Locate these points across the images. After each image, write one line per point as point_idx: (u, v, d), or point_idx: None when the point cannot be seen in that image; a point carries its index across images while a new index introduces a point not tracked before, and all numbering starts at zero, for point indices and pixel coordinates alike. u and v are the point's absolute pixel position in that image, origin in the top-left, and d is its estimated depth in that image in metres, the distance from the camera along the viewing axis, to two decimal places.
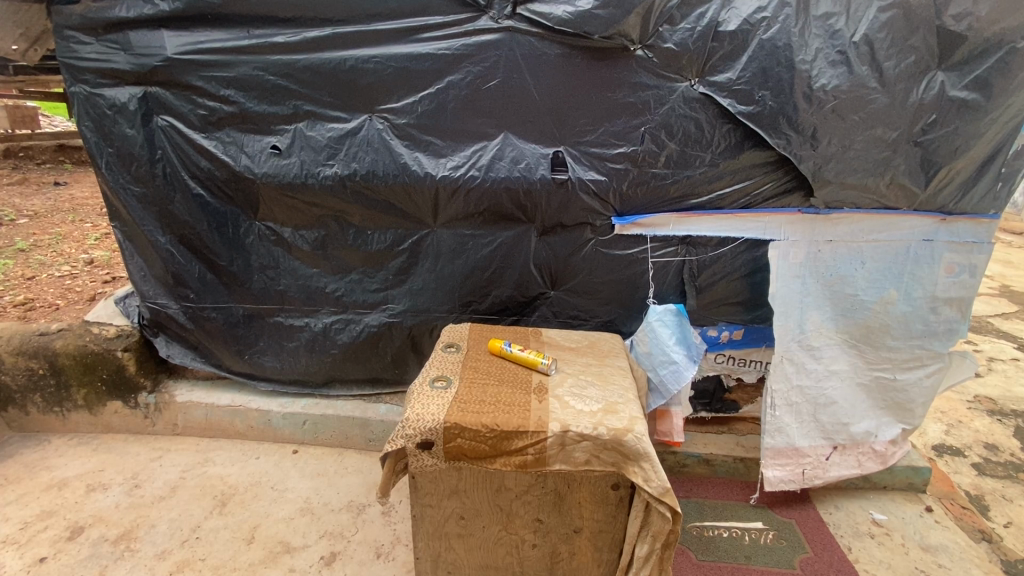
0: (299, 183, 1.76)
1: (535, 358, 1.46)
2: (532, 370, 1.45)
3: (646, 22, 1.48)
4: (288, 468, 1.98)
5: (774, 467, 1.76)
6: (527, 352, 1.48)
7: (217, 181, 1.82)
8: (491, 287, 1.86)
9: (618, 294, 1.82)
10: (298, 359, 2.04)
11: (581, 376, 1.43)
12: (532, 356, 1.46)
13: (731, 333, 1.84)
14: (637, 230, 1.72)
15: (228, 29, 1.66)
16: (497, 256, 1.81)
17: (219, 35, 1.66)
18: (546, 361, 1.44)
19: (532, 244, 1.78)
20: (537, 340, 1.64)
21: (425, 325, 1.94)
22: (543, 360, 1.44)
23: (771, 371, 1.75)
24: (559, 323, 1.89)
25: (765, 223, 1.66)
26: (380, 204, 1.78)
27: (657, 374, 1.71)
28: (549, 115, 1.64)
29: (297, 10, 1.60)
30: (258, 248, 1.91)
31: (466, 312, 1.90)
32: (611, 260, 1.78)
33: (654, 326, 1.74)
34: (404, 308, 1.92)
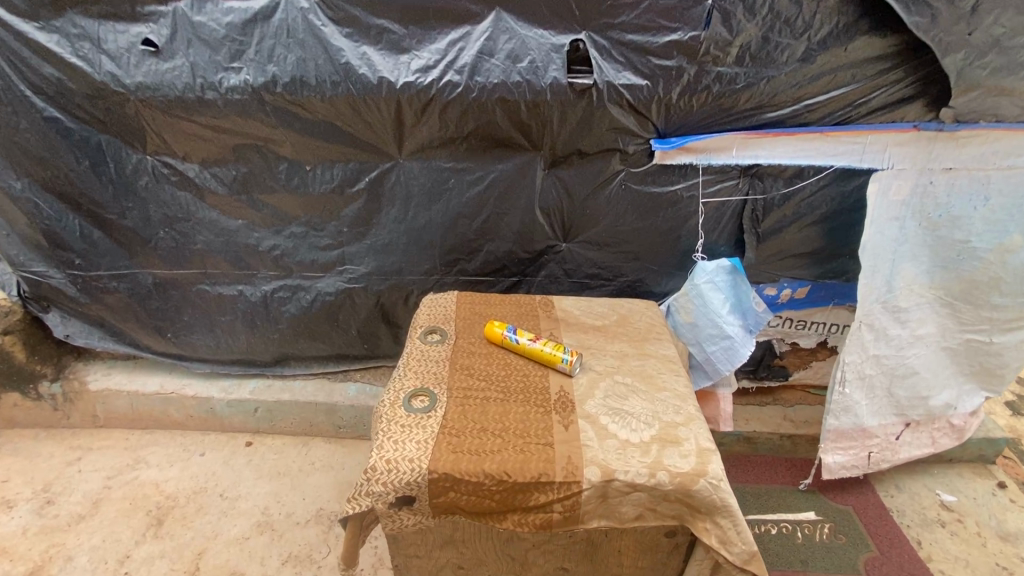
0: (195, 97, 1.20)
1: (552, 355, 1.04)
2: (549, 369, 1.05)
3: None
4: (240, 466, 1.61)
5: (835, 452, 1.44)
6: (541, 343, 1.06)
7: (75, 96, 1.24)
8: (481, 240, 1.39)
9: (652, 246, 1.37)
10: (237, 336, 1.59)
11: (617, 378, 1.02)
12: (548, 352, 1.05)
13: (794, 290, 1.43)
14: (687, 158, 1.23)
15: None
16: (490, 199, 1.33)
17: None
18: (569, 363, 1.03)
19: (539, 181, 1.30)
20: (549, 319, 1.21)
21: (397, 291, 1.48)
22: (564, 361, 1.03)
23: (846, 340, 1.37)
24: (573, 285, 1.44)
25: (864, 146, 1.19)
26: (320, 128, 1.24)
27: (703, 350, 1.33)
28: None
29: None
30: (157, 194, 1.38)
31: (451, 273, 1.44)
32: (645, 201, 1.31)
33: (703, 291, 1.31)
34: (367, 270, 1.45)
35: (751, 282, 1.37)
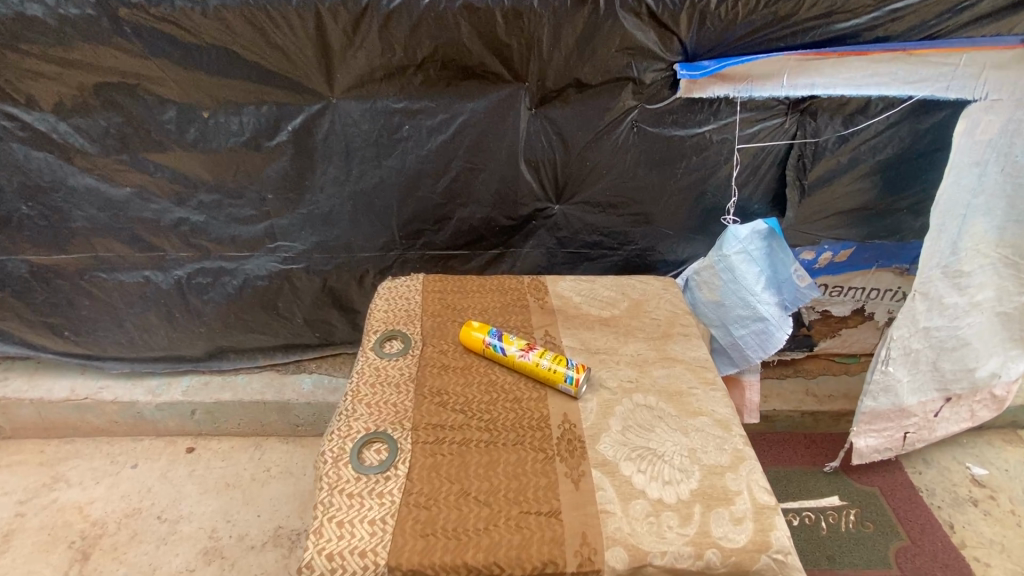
0: (12, 13, 0.85)
1: (549, 374, 0.79)
2: (547, 388, 0.80)
3: None
4: (181, 479, 1.37)
5: (868, 436, 1.27)
6: (534, 356, 0.81)
7: None
8: (451, 205, 1.08)
9: (668, 206, 1.09)
10: (155, 330, 1.28)
11: (636, 399, 0.78)
12: (543, 370, 0.80)
13: (836, 254, 1.17)
14: (720, 89, 0.92)
15: None
16: (460, 152, 1.01)
17: None
18: (571, 387, 0.78)
19: (524, 125, 0.98)
20: (542, 312, 0.95)
21: (346, 272, 1.17)
22: (565, 383, 0.78)
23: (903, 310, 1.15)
24: (567, 257, 1.16)
25: (956, 69, 0.89)
26: (215, 58, 0.90)
27: (730, 334, 1.09)
28: None
29: None
30: (4, 156, 1.01)
31: (413, 248, 1.14)
32: (662, 149, 1.00)
33: (734, 263, 1.05)
34: (306, 247, 1.14)
35: (790, 247, 1.10)
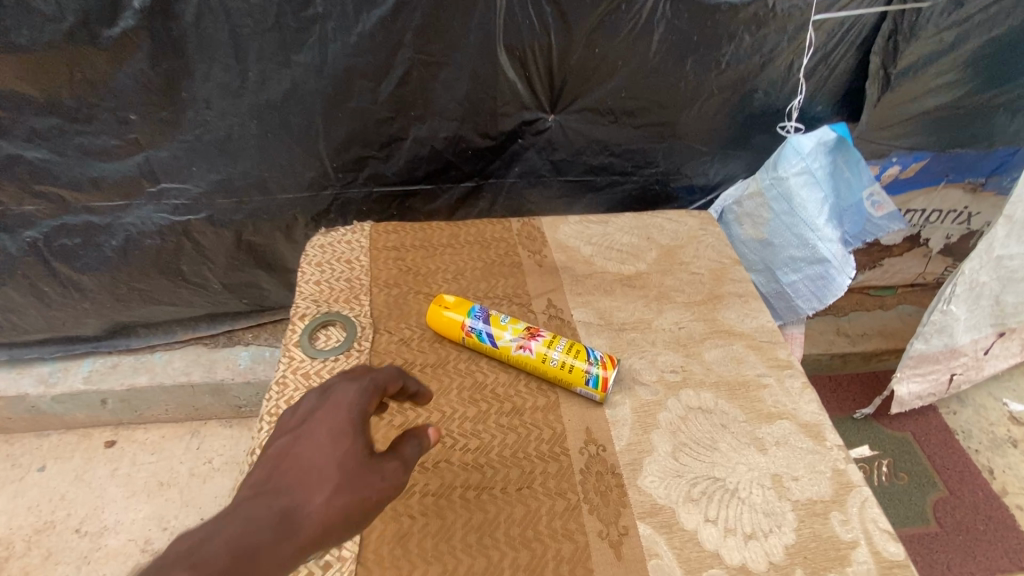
0: None
1: (562, 376, 0.54)
2: (563, 391, 0.55)
3: None
4: (103, 482, 1.11)
5: (911, 381, 1.10)
6: (538, 350, 0.55)
7: None
8: (404, 121, 0.76)
9: (702, 113, 0.80)
10: (26, 309, 0.97)
11: (687, 398, 0.55)
12: (553, 370, 0.54)
13: (903, 169, 0.93)
14: None
15: None
16: (412, 39, 0.68)
17: None
18: (594, 393, 0.53)
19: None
20: (541, 273, 0.68)
21: (267, 222, 0.86)
22: (585, 389, 0.54)
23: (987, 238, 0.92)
24: (566, 188, 0.87)
25: None
26: None
27: (775, 280, 0.84)
28: None
29: None
30: None
31: (356, 184, 0.83)
32: (703, 25, 0.70)
33: (791, 189, 0.78)
34: (206, 190, 0.81)
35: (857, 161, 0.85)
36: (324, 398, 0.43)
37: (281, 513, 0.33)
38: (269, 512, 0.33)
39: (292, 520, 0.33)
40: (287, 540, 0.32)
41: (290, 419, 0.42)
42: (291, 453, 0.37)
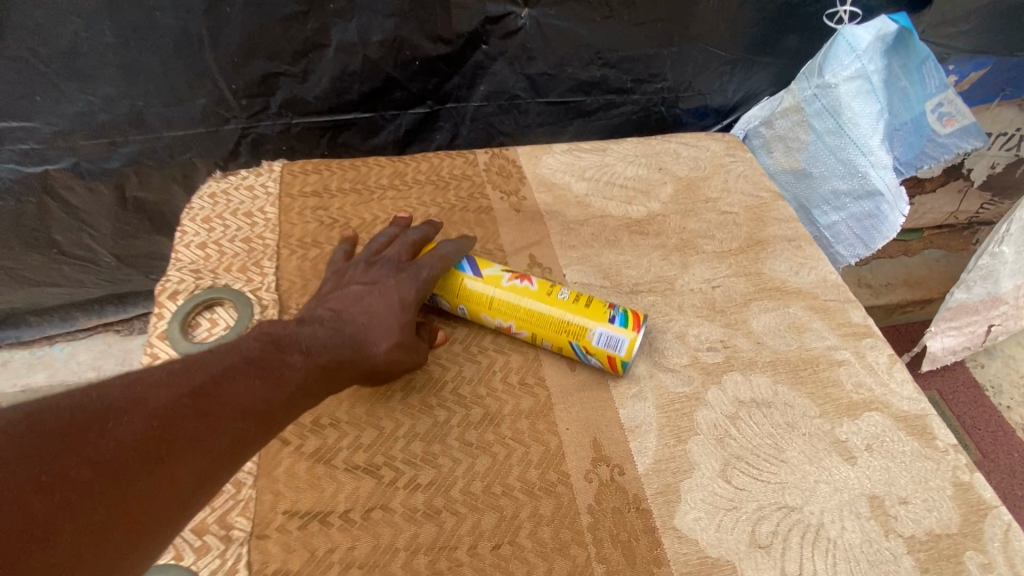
0: None
1: (574, 312, 0.38)
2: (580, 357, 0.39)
3: None
4: None
5: (944, 335, 0.95)
6: (540, 283, 0.40)
7: None
8: (322, 18, 0.55)
9: (722, 3, 0.61)
10: None
11: (734, 386, 0.38)
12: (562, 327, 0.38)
13: (961, 80, 0.75)
14: None
15: None
16: None
17: None
18: (621, 333, 0.37)
19: None
20: (518, 221, 0.50)
21: (156, 173, 0.65)
22: (606, 330, 0.37)
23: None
24: (548, 113, 0.67)
25: None
26: None
27: (809, 222, 0.68)
28: None
29: None
30: None
31: (269, 114, 0.62)
32: None
33: (841, 100, 0.60)
34: (60, 128, 0.60)
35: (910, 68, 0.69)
36: (374, 268, 0.39)
37: (354, 342, 0.34)
38: (346, 335, 0.34)
39: (360, 352, 0.34)
40: (353, 366, 0.34)
41: (358, 268, 0.39)
42: (361, 296, 0.36)
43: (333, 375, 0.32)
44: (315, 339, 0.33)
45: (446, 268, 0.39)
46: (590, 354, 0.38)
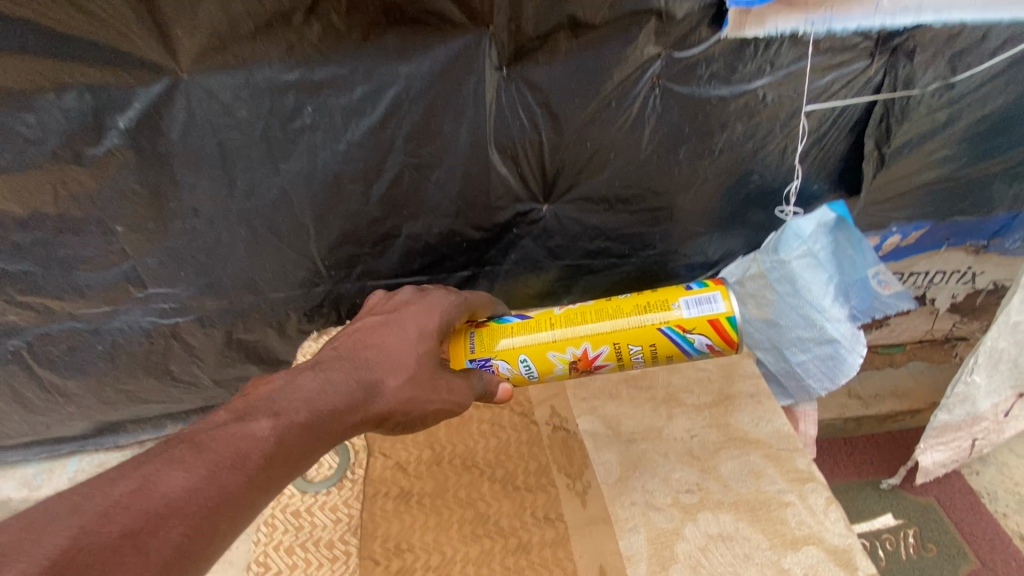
0: None
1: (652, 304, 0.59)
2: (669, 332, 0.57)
3: None
4: None
5: (934, 450, 1.04)
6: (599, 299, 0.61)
7: None
8: (395, 218, 0.75)
9: (697, 197, 0.79)
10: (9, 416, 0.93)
11: (707, 520, 0.52)
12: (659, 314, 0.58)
13: (902, 237, 0.92)
14: (788, 24, 0.61)
15: None
16: (400, 143, 0.67)
17: None
18: (707, 292, 0.57)
19: (491, 97, 0.64)
20: (542, 376, 0.66)
21: (258, 320, 0.84)
22: (690, 302, 0.57)
23: (1005, 308, 0.88)
24: (564, 271, 0.87)
25: None
26: None
27: (784, 360, 0.82)
28: None
29: None
30: None
31: (351, 279, 0.81)
32: (695, 118, 0.68)
33: (793, 272, 0.76)
34: (194, 292, 0.79)
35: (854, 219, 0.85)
36: (391, 299, 0.57)
37: (365, 387, 0.47)
38: (348, 377, 0.47)
39: (372, 394, 0.48)
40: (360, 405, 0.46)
41: (383, 305, 0.57)
42: (377, 330, 0.53)
43: (310, 426, 0.42)
44: (266, 409, 0.41)
45: (480, 303, 0.61)
46: (689, 329, 0.57)
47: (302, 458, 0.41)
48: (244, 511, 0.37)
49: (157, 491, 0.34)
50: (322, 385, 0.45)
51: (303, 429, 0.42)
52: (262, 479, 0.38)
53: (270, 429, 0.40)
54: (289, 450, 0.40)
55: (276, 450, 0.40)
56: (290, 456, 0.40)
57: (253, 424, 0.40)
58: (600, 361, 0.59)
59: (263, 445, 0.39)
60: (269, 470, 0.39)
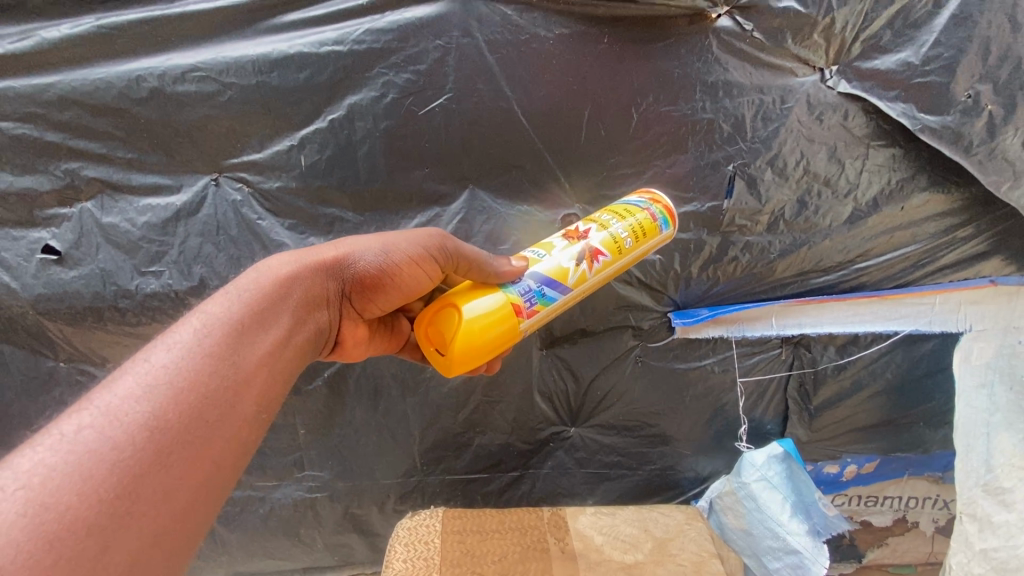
0: (84, 307, 0.93)
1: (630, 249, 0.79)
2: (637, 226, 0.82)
3: None
4: None
5: None
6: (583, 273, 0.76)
7: None
8: (470, 433, 1.11)
9: (683, 428, 1.11)
10: None
11: None
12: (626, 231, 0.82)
13: (860, 466, 1.16)
14: (717, 331, 1.00)
15: None
16: (479, 389, 1.06)
17: None
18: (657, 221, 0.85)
19: (536, 365, 1.04)
20: (564, 558, 0.94)
21: (368, 498, 1.19)
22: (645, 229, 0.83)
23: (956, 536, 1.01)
24: (588, 475, 1.18)
25: (936, 307, 0.96)
26: None
27: (764, 565, 1.04)
28: (575, 154, 0.87)
29: None
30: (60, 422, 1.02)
31: (435, 472, 1.16)
32: (668, 378, 1.05)
33: (754, 491, 1.03)
34: (331, 476, 1.15)
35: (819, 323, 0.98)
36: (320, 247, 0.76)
37: (297, 261, 0.65)
38: (274, 267, 0.63)
39: (305, 259, 0.66)
40: (298, 274, 0.64)
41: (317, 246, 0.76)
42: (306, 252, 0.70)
43: (253, 302, 0.58)
44: (195, 314, 0.55)
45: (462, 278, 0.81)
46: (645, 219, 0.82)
47: (246, 337, 0.55)
48: (216, 357, 0.51)
49: (120, 379, 0.46)
50: (257, 286, 0.60)
51: (251, 306, 0.58)
52: (218, 352, 0.52)
53: (199, 322, 0.54)
54: (238, 321, 0.55)
55: (212, 321, 0.54)
56: (225, 329, 0.54)
57: (180, 327, 0.53)
58: (589, 232, 0.78)
59: (201, 333, 0.53)
60: (219, 345, 0.52)
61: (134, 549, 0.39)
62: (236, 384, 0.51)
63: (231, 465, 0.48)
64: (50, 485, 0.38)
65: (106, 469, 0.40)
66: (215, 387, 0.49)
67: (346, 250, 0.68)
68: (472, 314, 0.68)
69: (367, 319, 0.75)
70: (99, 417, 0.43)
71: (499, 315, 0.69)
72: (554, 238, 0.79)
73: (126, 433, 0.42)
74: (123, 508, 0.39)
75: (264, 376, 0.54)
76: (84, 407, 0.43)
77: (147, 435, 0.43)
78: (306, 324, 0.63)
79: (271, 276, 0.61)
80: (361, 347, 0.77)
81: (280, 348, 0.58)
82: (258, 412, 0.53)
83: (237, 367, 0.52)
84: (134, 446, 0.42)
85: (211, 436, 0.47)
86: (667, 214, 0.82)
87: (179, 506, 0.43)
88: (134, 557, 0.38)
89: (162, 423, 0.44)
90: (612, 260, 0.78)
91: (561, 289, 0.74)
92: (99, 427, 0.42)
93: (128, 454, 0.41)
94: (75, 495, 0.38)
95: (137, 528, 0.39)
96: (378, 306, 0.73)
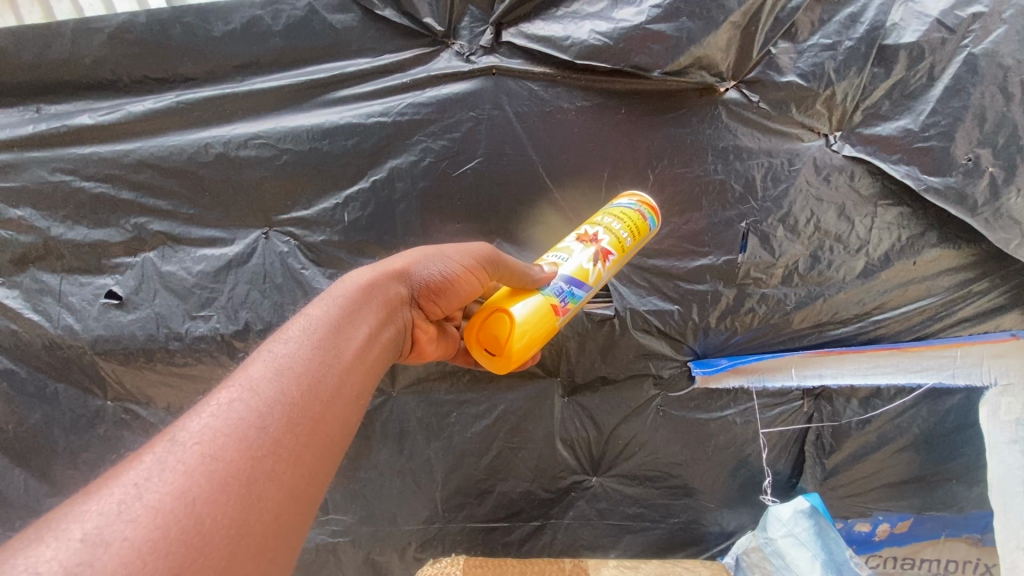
0: (135, 349, 1.00)
1: (633, 243, 0.86)
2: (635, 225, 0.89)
3: (766, 39, 0.83)
4: None
5: None
6: (601, 272, 0.82)
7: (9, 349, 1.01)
8: (492, 479, 1.12)
9: (705, 480, 1.10)
10: None
11: None
12: None
13: (893, 526, 1.12)
14: (738, 380, 1.02)
15: (45, 107, 0.95)
16: (502, 434, 1.08)
17: (29, 120, 0.95)
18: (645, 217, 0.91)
19: (558, 411, 1.07)
20: None
21: (389, 544, 1.19)
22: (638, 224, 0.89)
23: None
24: (611, 527, 1.16)
25: (958, 360, 0.97)
26: None
27: None
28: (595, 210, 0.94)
29: (146, 63, 0.92)
30: (101, 459, 1.07)
31: (456, 519, 1.16)
32: (689, 427, 1.06)
33: (782, 548, 1.01)
34: (354, 520, 1.16)
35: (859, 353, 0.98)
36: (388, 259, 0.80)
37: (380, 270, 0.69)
38: (360, 274, 0.67)
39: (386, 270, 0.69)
40: (382, 281, 0.67)
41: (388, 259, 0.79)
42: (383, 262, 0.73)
43: (349, 304, 0.62)
44: (301, 315, 0.59)
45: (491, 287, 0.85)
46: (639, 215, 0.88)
47: (346, 333, 0.59)
48: (321, 347, 0.55)
49: (249, 366, 0.50)
50: (347, 290, 0.64)
51: (347, 307, 0.62)
52: (323, 343, 0.56)
53: (305, 321, 0.58)
54: (338, 319, 0.59)
55: (314, 320, 0.58)
56: (327, 326, 0.58)
57: (290, 326, 0.57)
58: (598, 235, 0.83)
59: (308, 328, 0.57)
60: (326, 338, 0.56)
61: (275, 508, 0.43)
62: (340, 370, 0.55)
63: (338, 445, 0.51)
64: (211, 448, 0.42)
65: (252, 437, 0.44)
66: (323, 373, 0.53)
67: (418, 261, 0.72)
68: (523, 319, 0.72)
69: (434, 320, 0.77)
70: (240, 394, 0.47)
71: (543, 316, 0.74)
72: (568, 242, 0.84)
73: (260, 408, 0.46)
74: (264, 471, 0.43)
75: (361, 367, 0.58)
76: (225, 388, 0.48)
77: (276, 411, 0.47)
78: (392, 326, 0.66)
79: (358, 283, 0.65)
80: (433, 343, 0.78)
81: (372, 341, 0.61)
82: (360, 397, 0.56)
83: (339, 357, 0.56)
84: (267, 420, 0.46)
85: (325, 414, 0.50)
86: (653, 211, 0.87)
87: (306, 473, 0.46)
88: (275, 513, 0.43)
89: (287, 401, 0.48)
90: (619, 258, 0.84)
91: (585, 288, 0.80)
92: (242, 402, 0.46)
93: (265, 426, 0.45)
94: (229, 458, 0.42)
95: (277, 488, 0.43)
96: (441, 308, 0.74)
